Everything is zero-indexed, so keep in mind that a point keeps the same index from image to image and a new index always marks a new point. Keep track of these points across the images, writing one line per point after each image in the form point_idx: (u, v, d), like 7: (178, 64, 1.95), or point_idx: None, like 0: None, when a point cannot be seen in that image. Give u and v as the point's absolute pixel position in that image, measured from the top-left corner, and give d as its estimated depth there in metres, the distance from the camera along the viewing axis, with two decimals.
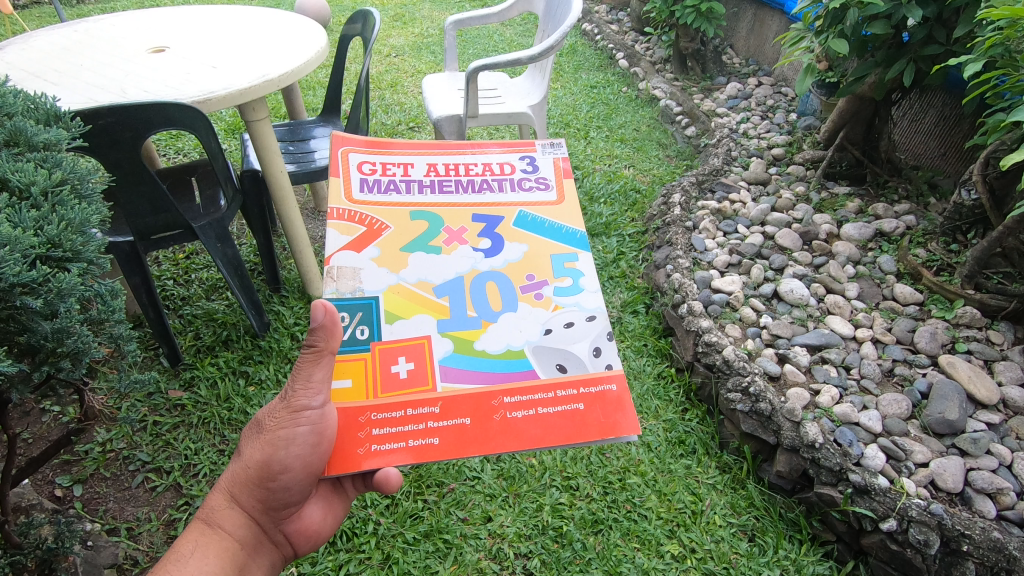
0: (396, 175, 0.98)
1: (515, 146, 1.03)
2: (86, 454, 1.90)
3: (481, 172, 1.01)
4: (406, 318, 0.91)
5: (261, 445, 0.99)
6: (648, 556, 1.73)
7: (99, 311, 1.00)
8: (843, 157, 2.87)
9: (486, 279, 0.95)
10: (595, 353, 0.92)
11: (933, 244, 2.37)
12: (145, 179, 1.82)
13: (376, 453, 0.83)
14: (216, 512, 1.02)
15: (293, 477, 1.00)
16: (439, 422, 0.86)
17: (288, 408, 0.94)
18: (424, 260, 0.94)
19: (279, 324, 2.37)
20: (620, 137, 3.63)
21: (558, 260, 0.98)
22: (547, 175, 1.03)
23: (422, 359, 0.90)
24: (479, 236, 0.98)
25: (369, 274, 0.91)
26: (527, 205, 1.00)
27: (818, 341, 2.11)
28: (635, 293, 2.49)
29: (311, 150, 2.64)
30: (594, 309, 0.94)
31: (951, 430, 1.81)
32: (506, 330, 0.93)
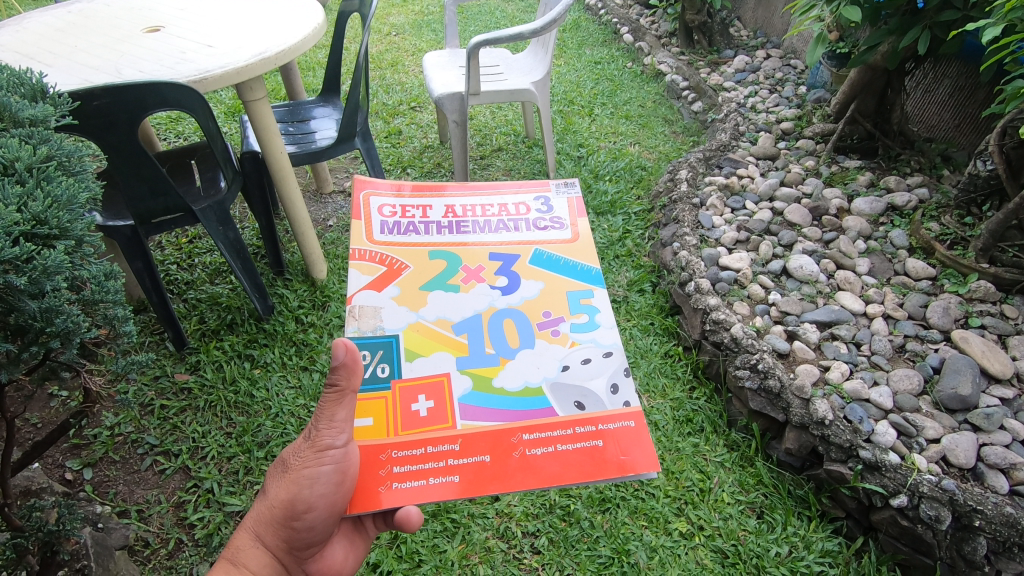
0: (416, 216, 1.01)
1: (530, 186, 1.04)
2: (96, 438, 1.91)
3: (497, 213, 1.02)
4: (425, 355, 0.90)
5: (286, 484, 0.95)
6: (655, 534, 1.74)
7: (92, 291, 0.98)
8: (855, 130, 2.80)
9: (504, 316, 0.95)
10: (613, 389, 0.89)
11: (946, 217, 2.31)
12: (144, 162, 1.80)
13: (398, 491, 0.80)
14: (241, 552, 0.97)
15: (319, 516, 0.95)
16: (460, 460, 0.83)
17: (311, 448, 0.90)
18: (443, 298, 0.95)
19: (283, 307, 2.35)
20: (626, 113, 3.57)
21: (574, 297, 0.97)
22: (561, 214, 1.03)
23: (441, 397, 0.88)
24: (496, 275, 0.98)
25: (389, 312, 0.92)
26: (542, 243, 1.00)
27: (828, 318, 2.07)
28: (642, 272, 2.47)
29: (312, 131, 2.60)
30: (610, 346, 0.93)
31: (963, 406, 1.79)
32: (523, 367, 0.91)
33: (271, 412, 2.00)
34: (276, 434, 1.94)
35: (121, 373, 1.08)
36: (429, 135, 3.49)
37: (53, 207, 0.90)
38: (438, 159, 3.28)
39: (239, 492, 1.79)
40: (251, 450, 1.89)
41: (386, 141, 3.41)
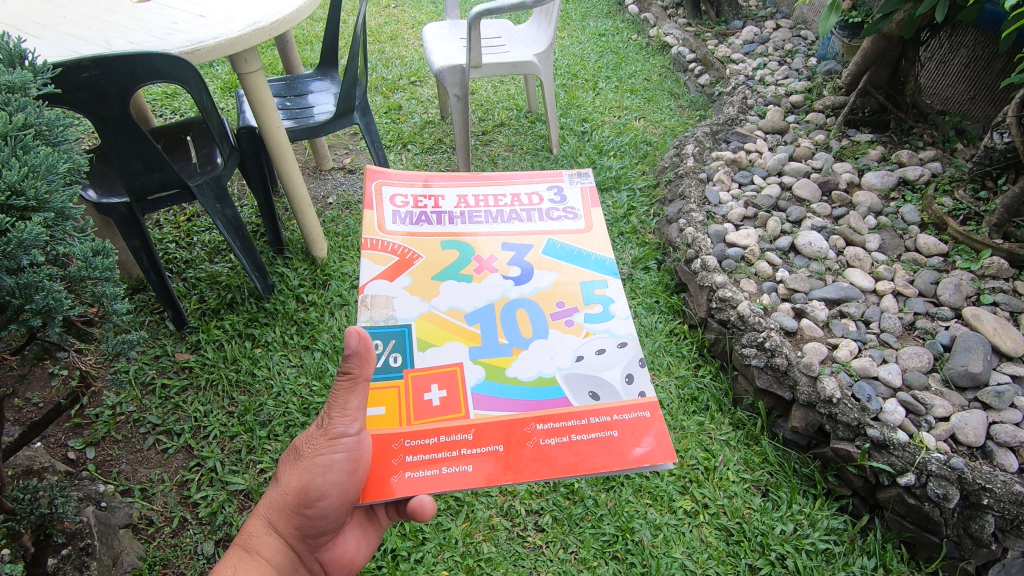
0: (428, 207, 1.03)
1: (543, 176, 1.06)
2: (97, 417, 1.90)
3: (510, 203, 1.04)
4: (438, 345, 0.92)
5: (298, 472, 0.93)
6: (659, 512, 1.73)
7: (78, 267, 0.95)
8: (866, 102, 2.73)
9: (517, 306, 0.96)
10: (628, 379, 0.90)
11: (960, 191, 2.26)
12: (137, 137, 1.75)
13: (410, 481, 0.81)
14: (253, 538, 0.95)
15: (331, 504, 0.92)
16: (472, 450, 0.84)
17: (323, 435, 0.87)
18: (456, 288, 0.97)
19: (283, 285, 2.32)
20: (630, 87, 3.48)
21: (588, 287, 0.98)
22: (574, 205, 1.05)
23: (454, 386, 0.90)
24: (509, 265, 0.99)
25: (401, 302, 0.94)
26: (555, 234, 1.02)
27: (837, 295, 2.04)
28: (646, 249, 2.42)
29: (310, 105, 2.54)
30: (625, 336, 0.94)
31: (974, 383, 1.76)
32: (537, 357, 0.93)
33: (273, 391, 1.98)
34: (278, 414, 1.92)
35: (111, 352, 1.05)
36: (430, 110, 3.42)
37: (29, 178, 0.86)
38: (438, 135, 3.21)
39: (242, 471, 1.79)
40: (253, 429, 1.88)
41: (386, 117, 3.35)
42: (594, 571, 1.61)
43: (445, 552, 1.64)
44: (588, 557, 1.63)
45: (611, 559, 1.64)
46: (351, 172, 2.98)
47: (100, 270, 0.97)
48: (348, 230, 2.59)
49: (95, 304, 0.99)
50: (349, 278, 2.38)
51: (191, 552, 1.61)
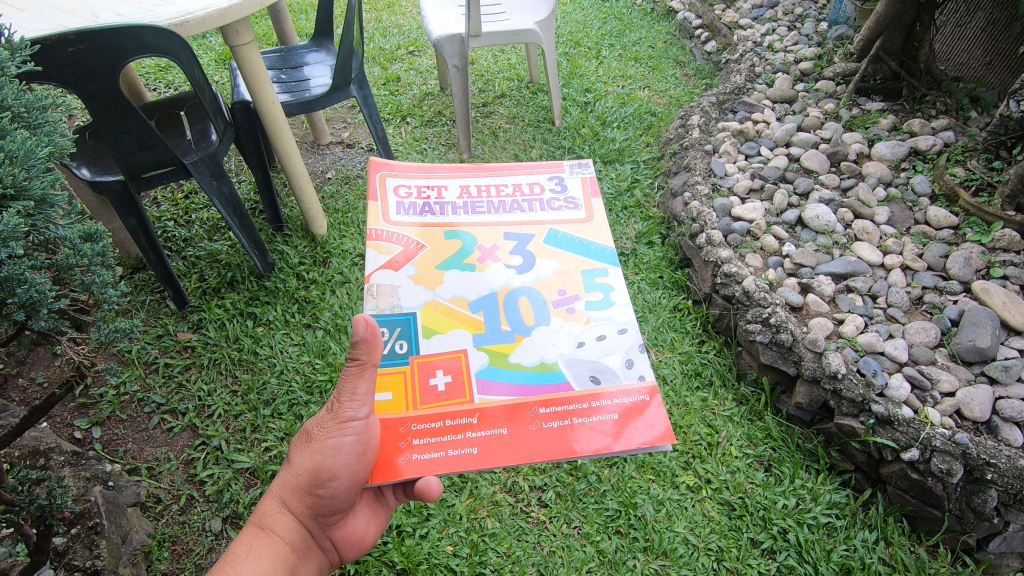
0: (431, 197, 1.04)
1: (543, 167, 1.08)
2: (102, 397, 1.90)
3: (511, 194, 1.05)
4: (442, 333, 0.94)
5: (309, 454, 0.92)
6: (662, 487, 1.74)
7: (66, 255, 0.94)
8: (878, 69, 2.67)
9: (520, 295, 0.98)
10: (629, 364, 0.93)
11: (972, 161, 2.20)
12: (128, 113, 1.71)
13: (416, 463, 0.83)
14: (268, 516, 0.95)
15: (342, 485, 0.92)
16: (477, 433, 0.87)
17: (333, 419, 0.87)
18: (459, 277, 0.98)
19: (283, 264, 2.30)
20: (635, 55, 3.39)
21: (589, 275, 1.00)
22: (575, 194, 1.06)
23: (458, 372, 0.92)
24: (511, 253, 1.00)
25: (406, 290, 0.95)
26: (557, 222, 1.04)
27: (844, 270, 2.01)
28: (651, 224, 2.39)
29: (306, 78, 2.48)
30: (625, 323, 0.96)
31: (981, 358, 1.74)
32: (539, 344, 0.95)
33: (275, 369, 1.98)
34: (282, 392, 1.93)
35: (105, 339, 1.06)
36: (429, 81, 3.34)
37: (6, 165, 0.83)
38: (438, 107, 3.14)
39: (247, 449, 1.80)
40: (257, 408, 1.89)
41: (384, 88, 3.27)
42: (597, 546, 1.63)
43: (450, 528, 1.65)
44: (591, 532, 1.65)
45: (614, 533, 1.65)
46: (349, 146, 2.93)
47: (88, 256, 0.96)
48: (347, 207, 2.56)
49: (86, 292, 0.98)
50: (349, 255, 2.35)
51: (199, 529, 1.63)
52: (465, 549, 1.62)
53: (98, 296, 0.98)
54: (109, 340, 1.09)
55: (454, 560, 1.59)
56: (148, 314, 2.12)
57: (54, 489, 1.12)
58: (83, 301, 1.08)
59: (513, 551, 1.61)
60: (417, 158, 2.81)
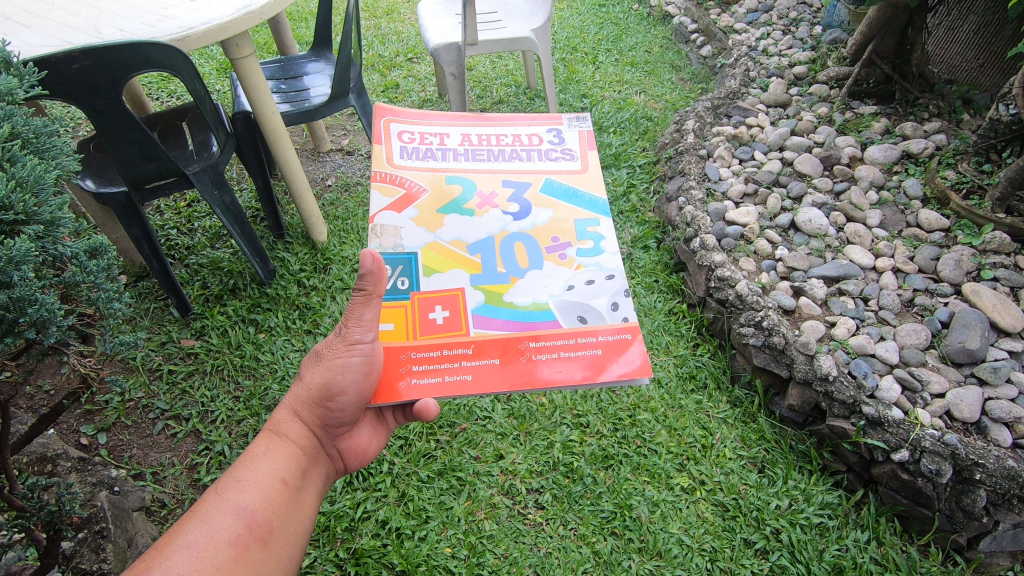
0: (433, 143, 1.09)
1: (543, 120, 1.13)
2: (107, 404, 1.94)
3: (511, 143, 1.11)
4: (442, 271, 1.01)
5: (320, 370, 1.02)
6: (657, 489, 1.77)
7: (73, 273, 0.98)
8: (871, 73, 2.69)
9: (515, 240, 1.05)
10: (615, 307, 0.99)
11: (963, 164, 2.22)
12: (132, 126, 1.75)
13: (415, 386, 0.92)
14: (281, 424, 1.04)
15: (350, 399, 1.02)
16: (472, 362, 0.94)
17: (341, 340, 0.98)
18: (459, 222, 1.05)
19: (284, 270, 2.34)
20: (631, 60, 3.42)
21: (581, 225, 1.06)
22: (572, 147, 1.12)
23: (456, 308, 0.99)
24: (509, 201, 1.07)
25: (409, 232, 1.02)
26: (553, 174, 1.10)
27: (836, 273, 2.03)
28: (646, 228, 2.42)
29: (305, 88, 2.51)
30: (613, 270, 1.02)
31: (971, 360, 1.77)
32: (532, 286, 1.01)
33: (277, 375, 2.02)
34: (284, 398, 1.96)
35: (111, 353, 1.12)
36: (427, 88, 3.37)
37: (16, 192, 0.87)
38: None
39: None
40: (259, 414, 1.92)
41: (383, 96, 3.31)
42: (593, 547, 1.66)
43: (448, 530, 1.68)
44: (587, 533, 1.68)
45: (609, 535, 1.68)
46: (349, 153, 2.97)
47: (94, 273, 1.01)
48: (347, 213, 2.59)
49: (92, 307, 1.03)
50: (349, 261, 2.39)
51: None
52: (463, 551, 1.64)
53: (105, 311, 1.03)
54: (115, 353, 1.14)
55: (452, 562, 1.62)
56: (152, 322, 2.16)
57: (62, 495, 1.15)
58: (90, 315, 1.12)
59: (510, 552, 1.64)
60: None
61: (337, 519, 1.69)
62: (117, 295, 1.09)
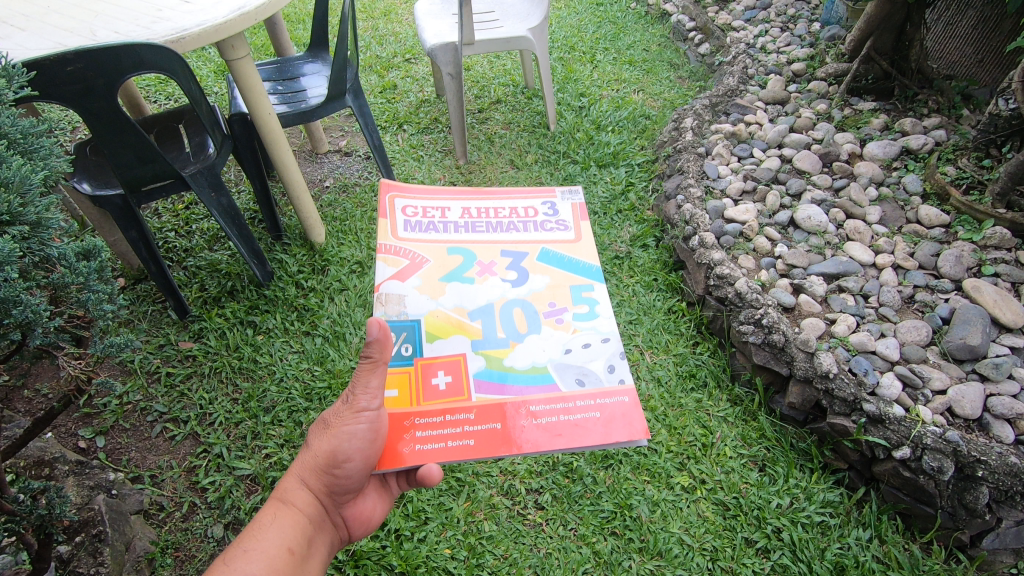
0: (435, 217, 1.10)
1: (538, 193, 1.14)
2: (106, 407, 1.93)
3: (508, 215, 1.12)
4: (444, 338, 1.01)
5: (326, 438, 0.97)
6: (657, 488, 1.76)
7: (61, 275, 0.97)
8: (870, 69, 2.69)
9: (514, 306, 1.04)
10: (611, 369, 0.98)
11: (963, 160, 2.20)
12: (128, 128, 1.75)
13: (419, 452, 0.91)
14: (287, 491, 0.99)
15: (356, 469, 0.97)
16: (474, 426, 0.94)
17: (348, 408, 0.93)
18: (460, 289, 1.05)
19: (283, 272, 2.34)
20: (629, 58, 3.41)
21: (577, 290, 1.05)
22: (566, 218, 1.13)
23: (458, 373, 0.98)
24: (508, 269, 1.07)
25: (412, 299, 1.02)
26: (548, 243, 1.10)
27: (836, 270, 2.02)
28: (645, 227, 2.42)
29: (302, 89, 2.51)
30: (608, 333, 1.01)
31: (972, 356, 1.76)
32: (531, 349, 1.00)
33: (275, 376, 2.01)
34: (282, 399, 1.95)
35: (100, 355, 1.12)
36: (425, 88, 3.37)
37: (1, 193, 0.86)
38: (434, 114, 3.18)
39: (248, 455, 1.83)
40: (258, 416, 1.92)
41: (381, 96, 3.30)
42: (593, 547, 1.65)
43: (448, 531, 1.67)
44: (587, 533, 1.67)
45: (610, 535, 1.67)
46: (347, 154, 2.96)
47: (83, 274, 1.00)
48: (345, 215, 2.59)
49: (82, 308, 1.03)
50: (347, 262, 2.39)
51: (201, 535, 1.65)
52: (463, 552, 1.63)
53: (94, 313, 1.02)
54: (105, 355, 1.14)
55: (451, 563, 1.61)
56: (150, 324, 2.16)
57: (53, 499, 1.15)
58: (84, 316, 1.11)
59: (510, 553, 1.64)
60: (414, 165, 2.84)
61: None
62: (108, 296, 1.09)
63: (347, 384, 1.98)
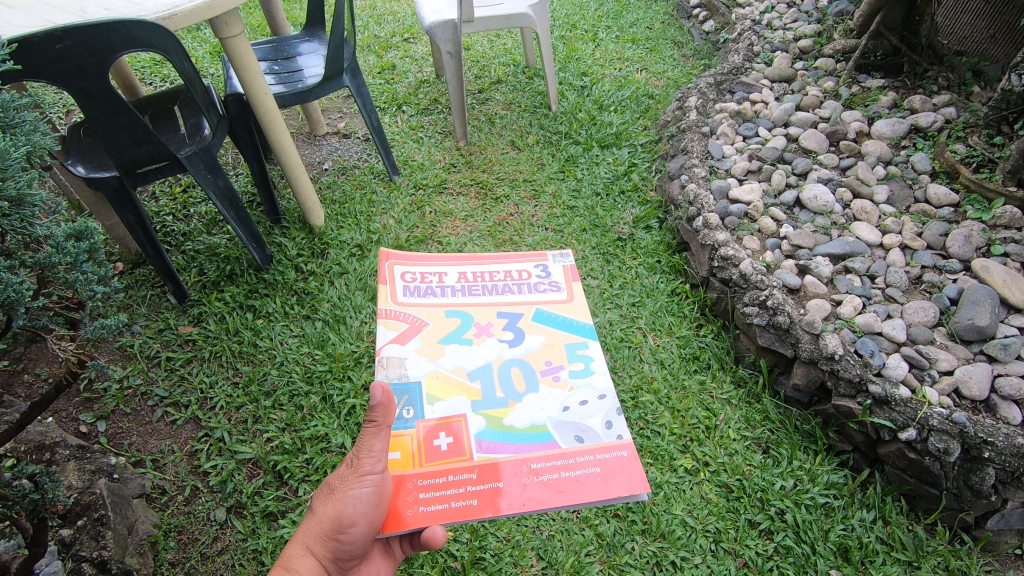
0: (433, 281, 1.61)
1: (532, 259, 1.69)
2: (106, 391, 1.92)
3: (503, 279, 1.64)
4: (444, 398, 1.36)
5: (330, 503, 1.02)
6: (661, 470, 1.75)
7: (48, 254, 0.97)
8: (879, 45, 2.64)
9: (511, 365, 1.44)
10: (608, 425, 1.33)
11: (973, 137, 2.15)
12: (121, 108, 1.71)
13: (423, 513, 1.13)
14: (292, 561, 0.98)
15: (361, 531, 1.03)
16: (476, 486, 1.22)
17: (352, 471, 1.03)
18: (459, 351, 1.44)
19: (282, 256, 2.31)
20: (632, 36, 3.35)
21: (572, 349, 1.47)
22: (558, 279, 1.65)
23: (458, 434, 1.30)
24: (504, 331, 1.51)
25: (412, 361, 1.40)
26: (542, 304, 1.58)
27: (842, 250, 1.99)
28: (648, 208, 2.40)
29: (299, 68, 2.46)
30: (603, 390, 1.40)
31: (980, 337, 1.73)
32: (530, 408, 1.35)
33: (275, 360, 2.00)
34: (283, 383, 1.94)
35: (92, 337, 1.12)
36: (425, 69, 3.31)
37: None
38: (434, 95, 3.12)
39: (249, 439, 1.82)
40: (258, 400, 1.91)
41: (380, 77, 3.25)
42: (596, 529, 1.65)
43: None
44: (590, 516, 1.66)
45: (613, 517, 1.67)
46: (346, 136, 2.92)
47: (71, 254, 1.00)
48: (344, 197, 2.56)
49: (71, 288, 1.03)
50: (347, 246, 2.36)
51: (204, 519, 1.65)
52: (465, 535, 1.63)
53: (83, 294, 1.02)
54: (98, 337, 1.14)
55: (454, 545, 1.61)
56: (150, 309, 2.14)
57: (45, 484, 1.14)
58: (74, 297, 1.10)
59: (512, 535, 1.63)
60: (414, 147, 2.80)
61: None
62: (99, 278, 1.09)
63: (347, 367, 1.96)
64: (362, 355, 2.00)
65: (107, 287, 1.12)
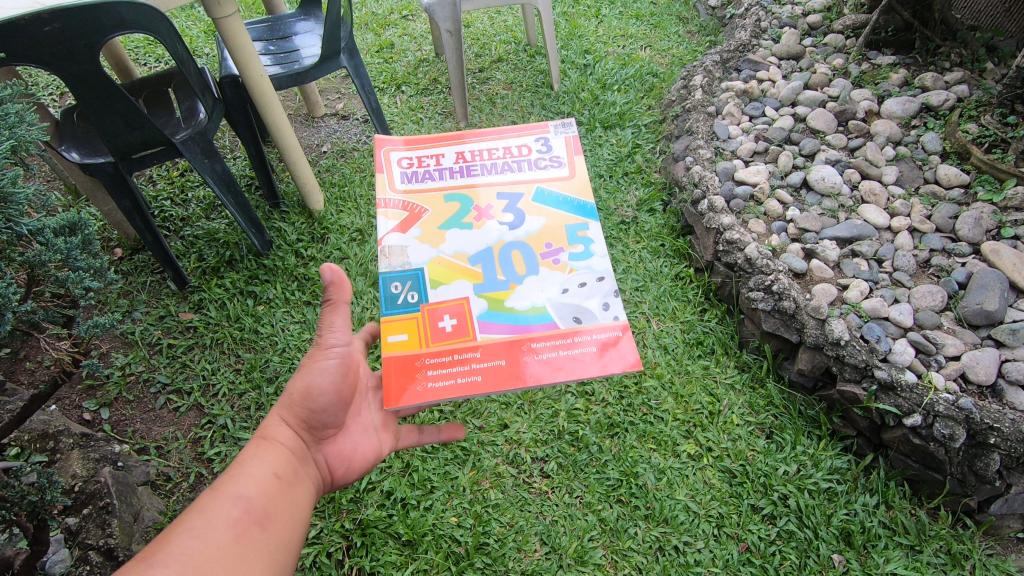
0: (430, 165, 1.16)
1: (530, 130, 1.18)
2: (108, 378, 1.92)
3: (502, 156, 1.17)
4: (447, 283, 1.08)
5: (298, 375, 1.03)
6: (664, 456, 1.75)
7: (37, 254, 1.07)
8: (891, 21, 2.58)
9: (512, 248, 1.11)
10: (606, 307, 1.05)
11: (985, 117, 2.09)
12: (114, 93, 1.67)
13: (432, 390, 0.98)
14: (267, 428, 1.02)
15: (331, 399, 1.04)
16: (482, 363, 1.01)
17: (315, 348, 1.04)
18: (460, 235, 1.12)
19: (281, 240, 2.29)
20: (636, 12, 3.26)
21: (572, 229, 1.12)
22: (559, 153, 1.17)
23: (463, 317, 1.05)
24: (503, 212, 1.13)
25: (414, 249, 1.10)
26: (543, 181, 1.15)
27: (850, 234, 1.96)
28: (652, 190, 2.37)
29: (295, 48, 2.40)
30: (603, 271, 1.08)
31: (988, 322, 1.71)
32: (530, 290, 1.07)
33: (277, 347, 1.99)
34: (285, 369, 1.94)
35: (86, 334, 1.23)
36: (424, 47, 3.24)
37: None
38: (433, 74, 3.06)
39: (252, 426, 1.82)
40: (261, 386, 1.90)
41: (378, 56, 3.18)
42: (599, 514, 1.65)
43: (453, 500, 1.68)
44: (593, 501, 1.67)
45: (615, 502, 1.67)
46: (344, 118, 2.87)
47: (61, 252, 1.11)
48: (344, 180, 2.52)
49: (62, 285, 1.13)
50: (347, 230, 2.33)
51: None
52: (469, 520, 1.64)
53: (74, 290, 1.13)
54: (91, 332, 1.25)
55: (458, 531, 1.62)
56: (150, 296, 2.13)
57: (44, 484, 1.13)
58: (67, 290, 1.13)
59: (516, 521, 1.64)
60: (413, 128, 2.75)
61: (342, 490, 1.68)
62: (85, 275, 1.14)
63: None
64: (364, 341, 1.99)
65: (98, 284, 1.20)
